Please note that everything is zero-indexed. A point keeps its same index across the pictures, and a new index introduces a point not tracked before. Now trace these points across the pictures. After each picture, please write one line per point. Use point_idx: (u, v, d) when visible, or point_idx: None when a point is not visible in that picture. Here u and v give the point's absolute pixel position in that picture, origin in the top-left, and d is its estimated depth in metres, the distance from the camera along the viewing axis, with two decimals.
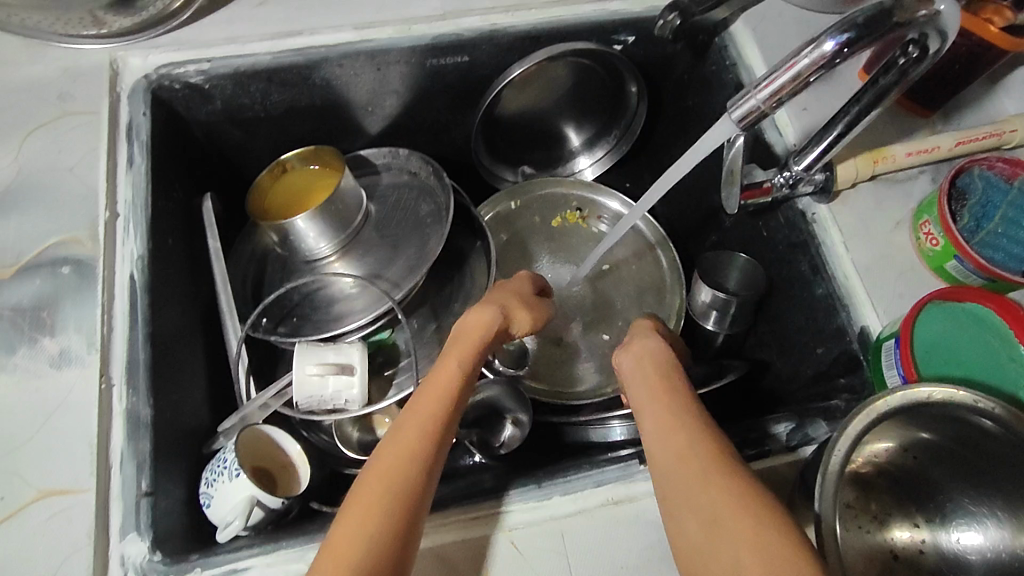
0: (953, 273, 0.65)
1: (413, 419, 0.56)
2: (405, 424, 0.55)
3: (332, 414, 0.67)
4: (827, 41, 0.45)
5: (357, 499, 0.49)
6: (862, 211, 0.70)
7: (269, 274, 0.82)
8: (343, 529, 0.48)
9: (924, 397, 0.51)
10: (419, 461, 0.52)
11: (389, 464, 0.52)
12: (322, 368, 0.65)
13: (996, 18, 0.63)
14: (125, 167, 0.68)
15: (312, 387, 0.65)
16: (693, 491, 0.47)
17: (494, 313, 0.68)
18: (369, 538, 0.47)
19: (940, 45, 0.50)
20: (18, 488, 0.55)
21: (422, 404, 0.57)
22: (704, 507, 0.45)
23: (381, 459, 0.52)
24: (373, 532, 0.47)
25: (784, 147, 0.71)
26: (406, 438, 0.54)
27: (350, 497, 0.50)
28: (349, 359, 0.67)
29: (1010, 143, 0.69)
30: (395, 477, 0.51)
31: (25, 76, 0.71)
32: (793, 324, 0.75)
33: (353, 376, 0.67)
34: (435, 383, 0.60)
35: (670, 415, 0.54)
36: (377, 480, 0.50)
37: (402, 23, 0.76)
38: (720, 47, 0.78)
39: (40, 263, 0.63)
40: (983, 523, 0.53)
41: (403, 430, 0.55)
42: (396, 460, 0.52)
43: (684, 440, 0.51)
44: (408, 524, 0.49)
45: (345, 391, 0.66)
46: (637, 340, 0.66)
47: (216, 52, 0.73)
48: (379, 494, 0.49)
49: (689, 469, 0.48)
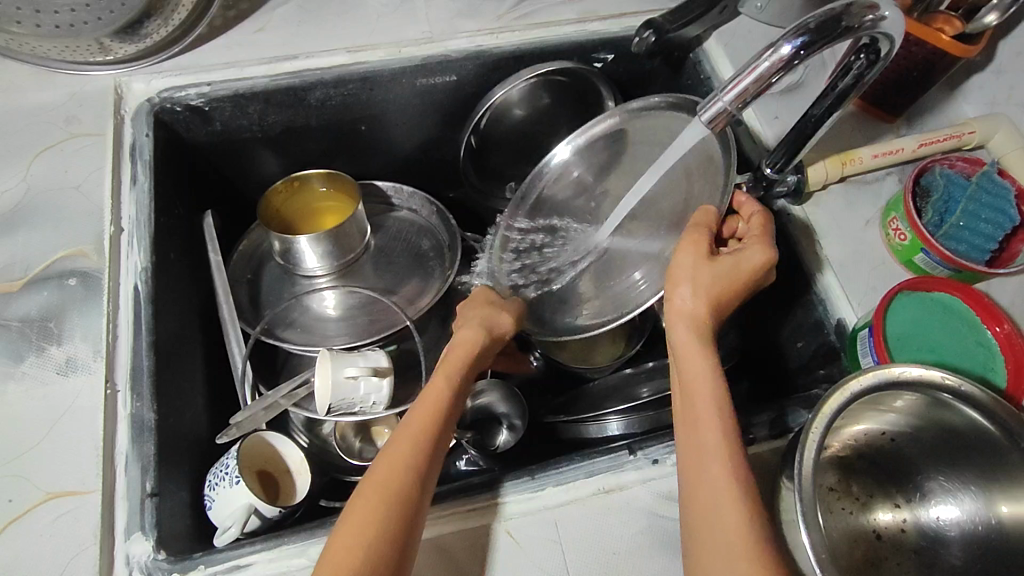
0: (921, 266, 0.68)
1: (405, 434, 0.57)
2: (399, 438, 0.57)
3: (358, 416, 0.69)
4: (784, 46, 0.48)
5: (353, 512, 0.51)
6: (834, 211, 0.74)
7: (266, 291, 0.86)
8: (340, 540, 0.49)
9: (896, 376, 0.53)
10: (411, 472, 0.54)
11: (382, 477, 0.53)
12: (358, 371, 0.67)
13: (946, 27, 0.67)
14: (129, 184, 0.71)
15: (346, 389, 0.67)
16: (712, 505, 0.49)
17: (474, 330, 0.69)
18: (365, 545, 0.48)
19: (891, 48, 0.53)
20: (27, 490, 0.57)
21: (414, 418, 0.59)
22: (721, 519, 0.48)
23: (376, 472, 0.54)
24: (370, 537, 0.49)
25: (759, 153, 0.76)
26: (398, 452, 0.55)
27: (347, 511, 0.51)
28: (378, 363, 0.70)
29: (970, 144, 0.73)
30: (388, 488, 0.52)
31: (33, 102, 0.74)
32: (773, 322, 0.78)
33: (383, 379, 0.69)
34: (426, 398, 0.61)
35: (710, 417, 0.54)
36: (371, 493, 0.52)
37: (393, 46, 0.80)
38: (694, 63, 0.84)
39: (48, 276, 0.66)
40: (960, 498, 0.56)
41: (395, 445, 0.56)
42: (389, 472, 0.53)
43: (716, 448, 0.52)
44: (403, 530, 0.50)
45: (374, 394, 0.68)
46: (681, 317, 0.62)
47: (215, 76, 0.77)
48: (372, 506, 0.51)
49: (708, 483, 0.50)
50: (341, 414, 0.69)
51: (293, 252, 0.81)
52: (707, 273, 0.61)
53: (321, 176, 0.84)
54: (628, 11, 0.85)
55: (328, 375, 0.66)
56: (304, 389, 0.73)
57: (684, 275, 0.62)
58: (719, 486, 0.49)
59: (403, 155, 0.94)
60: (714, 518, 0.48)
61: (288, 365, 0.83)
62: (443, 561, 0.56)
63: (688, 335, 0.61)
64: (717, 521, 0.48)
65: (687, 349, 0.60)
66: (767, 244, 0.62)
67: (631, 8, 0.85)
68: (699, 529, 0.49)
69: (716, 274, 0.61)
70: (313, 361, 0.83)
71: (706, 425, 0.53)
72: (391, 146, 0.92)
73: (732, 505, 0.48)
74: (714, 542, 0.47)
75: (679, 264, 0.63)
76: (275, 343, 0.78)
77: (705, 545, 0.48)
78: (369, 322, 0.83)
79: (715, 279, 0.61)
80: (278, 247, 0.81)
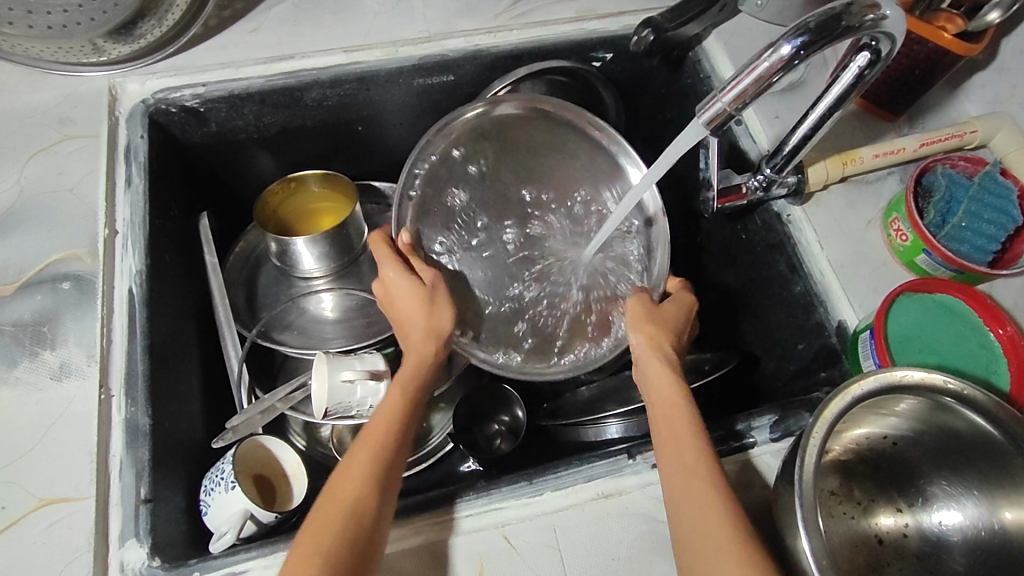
0: (923, 267, 0.68)
1: (357, 458, 0.54)
2: (361, 446, 0.55)
3: (356, 419, 0.69)
4: (783, 46, 0.48)
5: (303, 541, 0.49)
6: (835, 211, 0.73)
7: (261, 293, 0.85)
8: (292, 561, 0.48)
9: (898, 379, 0.53)
10: (361, 498, 0.51)
11: (342, 489, 0.52)
12: (355, 374, 0.67)
13: (948, 25, 0.66)
14: (123, 187, 0.70)
15: (343, 393, 0.66)
16: (697, 522, 0.49)
17: (422, 337, 0.63)
18: (322, 557, 0.48)
19: (892, 47, 0.52)
20: (20, 497, 0.56)
21: (374, 427, 0.57)
22: (709, 540, 0.47)
23: (336, 484, 0.53)
24: (327, 550, 0.48)
25: (758, 153, 0.76)
26: (348, 479, 0.53)
27: (302, 531, 0.50)
28: (376, 366, 0.69)
29: (971, 143, 0.72)
30: (347, 500, 0.51)
31: (26, 103, 0.73)
32: (774, 322, 0.77)
33: (381, 383, 0.68)
34: (377, 420, 0.58)
35: (688, 437, 0.54)
36: (325, 513, 0.50)
37: (389, 46, 0.79)
38: (693, 62, 0.83)
39: (41, 280, 0.65)
40: (962, 503, 0.55)
41: (355, 456, 0.55)
42: (348, 483, 0.52)
43: (697, 468, 0.52)
44: (362, 545, 0.49)
45: (371, 397, 0.68)
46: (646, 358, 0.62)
47: (210, 77, 0.76)
48: (327, 528, 0.49)
49: (691, 501, 0.50)
50: (340, 418, 0.69)
51: (290, 254, 0.81)
52: (662, 319, 0.65)
53: (318, 176, 0.83)
54: (627, 10, 0.84)
55: (326, 379, 0.66)
56: (300, 393, 0.72)
57: (643, 321, 0.65)
58: (702, 501, 0.50)
59: (400, 155, 0.93)
60: (701, 541, 0.48)
61: (285, 368, 0.83)
62: (440, 568, 0.55)
63: (661, 365, 0.61)
64: (705, 543, 0.48)
65: (656, 378, 0.60)
66: (689, 296, 0.69)
67: (630, 7, 0.85)
68: (691, 540, 0.49)
69: (667, 321, 0.65)
70: (309, 364, 0.82)
71: (688, 451, 0.53)
72: (388, 145, 0.91)
73: (717, 523, 0.48)
74: (709, 554, 0.47)
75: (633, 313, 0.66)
76: (275, 346, 0.78)
77: (698, 564, 0.47)
78: (366, 325, 0.83)
79: (667, 324, 0.65)
80: (275, 248, 0.81)
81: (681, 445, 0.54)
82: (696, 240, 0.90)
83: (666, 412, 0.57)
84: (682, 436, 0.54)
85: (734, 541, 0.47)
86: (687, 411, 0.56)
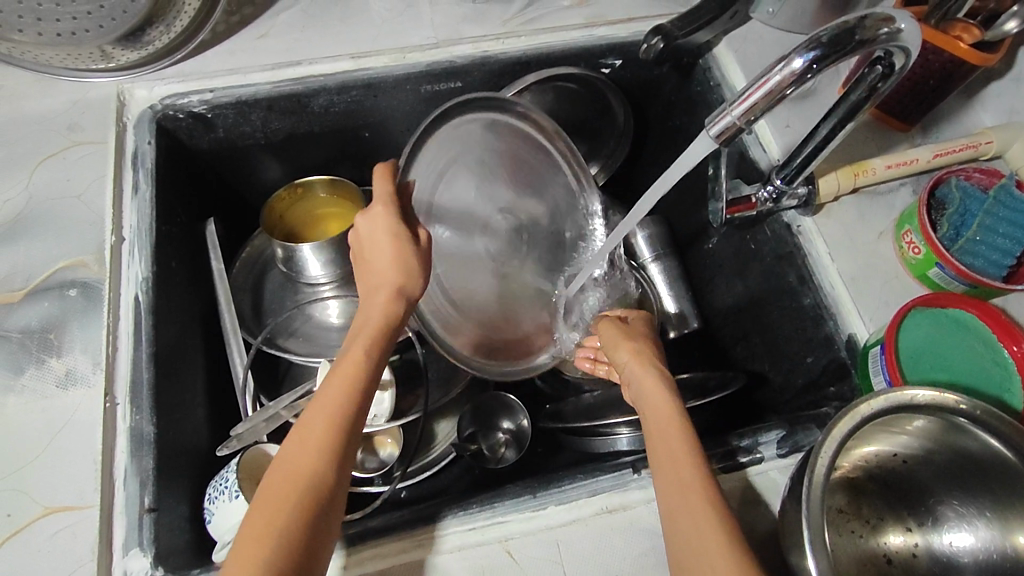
0: (935, 280, 0.66)
1: (311, 432, 0.51)
2: (315, 413, 0.52)
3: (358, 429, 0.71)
4: (796, 59, 0.47)
5: (251, 524, 0.47)
6: (846, 223, 0.72)
7: (268, 301, 0.85)
8: (242, 544, 0.45)
9: (910, 399, 0.52)
10: (314, 479, 0.49)
11: (297, 465, 0.49)
12: None
13: (965, 35, 0.65)
14: (130, 193, 0.70)
15: None
16: (696, 540, 0.48)
17: (390, 296, 0.59)
18: (274, 540, 0.46)
19: (906, 61, 0.51)
20: (26, 504, 0.56)
21: (333, 389, 0.53)
22: (709, 557, 0.47)
23: (291, 458, 0.50)
24: (278, 532, 0.46)
25: (769, 163, 0.75)
26: (303, 453, 0.50)
27: (253, 510, 0.48)
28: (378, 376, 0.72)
29: (986, 154, 0.71)
30: (303, 477, 0.49)
31: (36, 110, 0.73)
32: (782, 335, 0.76)
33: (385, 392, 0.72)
34: (336, 380, 0.54)
35: (685, 453, 0.53)
36: (278, 492, 0.48)
37: (396, 52, 0.79)
38: (704, 69, 0.82)
39: (49, 286, 0.65)
40: (974, 524, 0.54)
41: (311, 426, 0.51)
42: (304, 459, 0.50)
43: (693, 485, 0.51)
44: (316, 528, 0.47)
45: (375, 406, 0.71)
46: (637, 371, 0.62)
47: (217, 83, 0.76)
48: (278, 510, 0.47)
49: (686, 514, 0.50)
50: None
51: (296, 260, 0.80)
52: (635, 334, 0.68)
53: (325, 182, 0.83)
54: (637, 16, 0.83)
55: None
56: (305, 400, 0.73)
57: (619, 339, 0.67)
58: (698, 516, 0.49)
59: None
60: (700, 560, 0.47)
61: (290, 375, 0.83)
62: None
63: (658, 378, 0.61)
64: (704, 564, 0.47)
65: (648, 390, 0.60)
66: (649, 318, 0.72)
67: (639, 13, 0.84)
68: (689, 555, 0.48)
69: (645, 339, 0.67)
70: (314, 370, 0.82)
71: (684, 468, 0.52)
72: (395, 151, 0.91)
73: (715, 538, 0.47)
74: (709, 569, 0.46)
75: (608, 337, 0.68)
76: (282, 354, 0.78)
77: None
78: None
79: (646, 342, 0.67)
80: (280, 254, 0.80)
81: (677, 460, 0.53)
82: (705, 249, 0.89)
83: (658, 430, 0.56)
84: (679, 451, 0.54)
85: (736, 559, 0.46)
86: (681, 423, 0.56)
